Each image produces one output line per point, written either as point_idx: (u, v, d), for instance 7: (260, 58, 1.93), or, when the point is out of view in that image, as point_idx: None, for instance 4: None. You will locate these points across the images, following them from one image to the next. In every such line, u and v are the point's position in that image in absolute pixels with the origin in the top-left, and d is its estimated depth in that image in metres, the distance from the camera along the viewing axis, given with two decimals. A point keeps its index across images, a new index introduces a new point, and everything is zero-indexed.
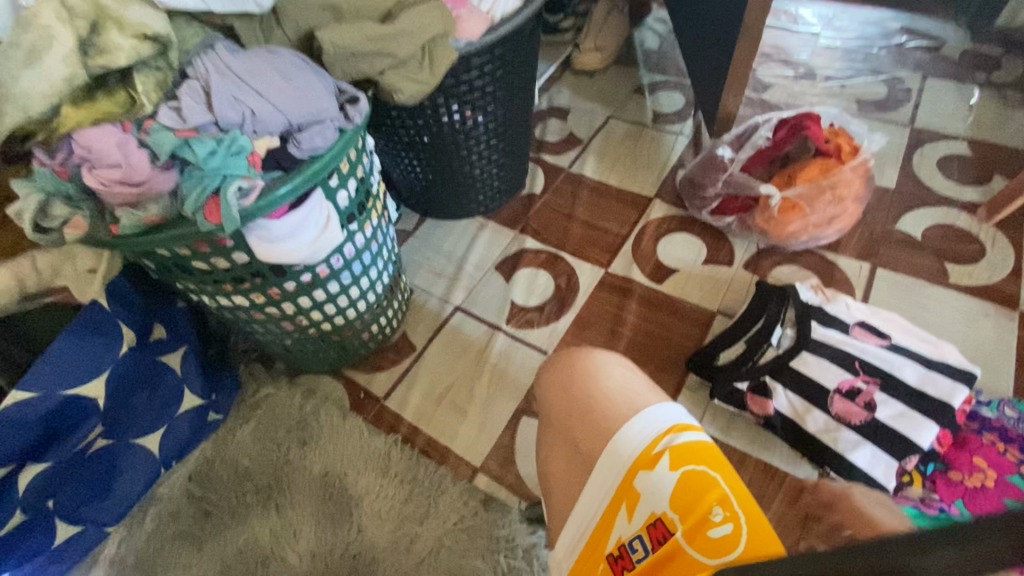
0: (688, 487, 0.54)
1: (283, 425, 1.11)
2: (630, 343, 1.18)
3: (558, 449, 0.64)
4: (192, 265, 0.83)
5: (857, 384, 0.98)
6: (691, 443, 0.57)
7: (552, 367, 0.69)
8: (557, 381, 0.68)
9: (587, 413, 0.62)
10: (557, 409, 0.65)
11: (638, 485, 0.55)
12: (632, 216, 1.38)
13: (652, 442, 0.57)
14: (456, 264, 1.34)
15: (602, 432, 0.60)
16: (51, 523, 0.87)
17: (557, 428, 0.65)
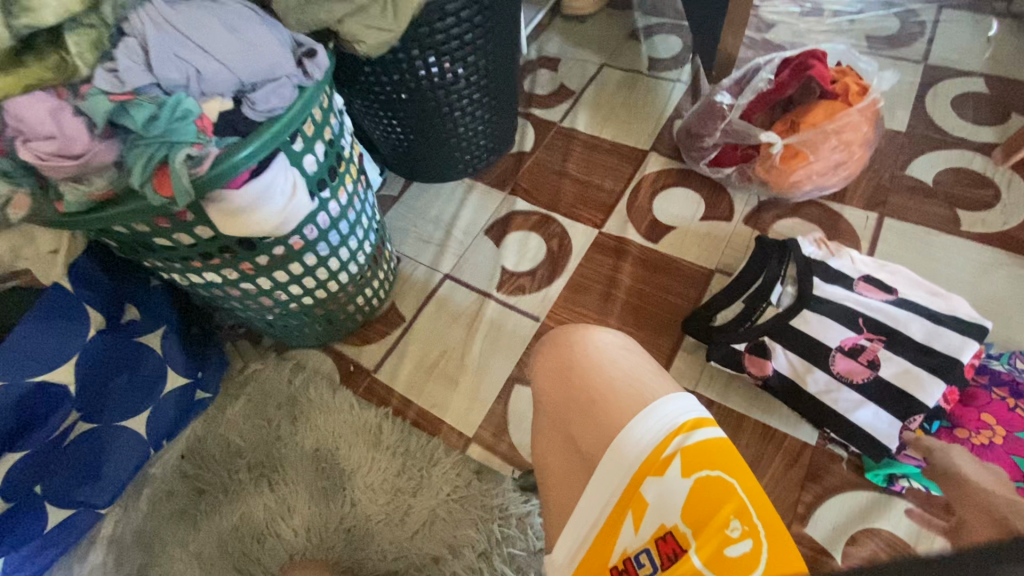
0: (699, 497, 0.53)
1: (273, 401, 1.09)
2: (625, 306, 1.14)
3: (557, 443, 0.63)
4: (154, 242, 0.78)
5: (861, 342, 0.95)
6: (702, 446, 0.55)
7: (550, 353, 0.67)
8: (555, 368, 0.65)
9: (588, 407, 0.61)
10: (557, 402, 0.64)
11: (645, 494, 0.54)
12: (627, 171, 1.31)
13: (659, 447, 0.56)
14: (443, 229, 1.28)
15: (604, 432, 0.58)
16: (38, 508, 0.86)
17: (556, 420, 0.64)
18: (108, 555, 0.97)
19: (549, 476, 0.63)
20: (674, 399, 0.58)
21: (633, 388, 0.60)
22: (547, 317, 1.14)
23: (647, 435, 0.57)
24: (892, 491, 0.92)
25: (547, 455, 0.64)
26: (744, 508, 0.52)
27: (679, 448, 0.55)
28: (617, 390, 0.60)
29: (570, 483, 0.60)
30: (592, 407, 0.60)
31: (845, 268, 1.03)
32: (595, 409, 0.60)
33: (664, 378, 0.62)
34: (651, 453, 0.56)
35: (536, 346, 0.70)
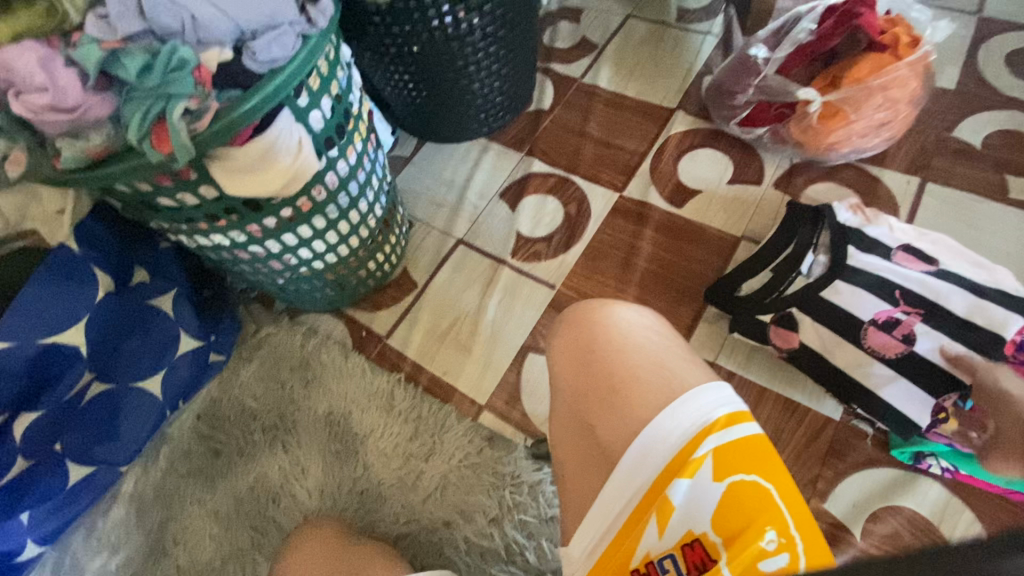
0: (732, 504, 0.51)
1: (285, 364, 1.09)
2: (645, 274, 1.09)
3: (575, 432, 0.61)
4: (157, 202, 0.75)
5: (896, 315, 0.90)
6: (738, 449, 0.53)
7: (571, 335, 0.65)
8: (576, 352, 0.63)
9: (611, 395, 0.58)
10: (577, 388, 0.62)
11: (673, 497, 0.52)
12: (651, 131, 1.24)
13: (689, 446, 0.53)
14: (457, 192, 1.24)
15: (628, 424, 0.56)
16: (59, 466, 0.87)
17: (575, 406, 0.61)
18: (129, 511, 0.99)
19: (567, 465, 0.61)
20: (707, 389, 0.55)
21: (660, 377, 0.58)
22: (563, 284, 1.10)
23: (676, 430, 0.54)
24: (918, 469, 0.89)
25: (564, 442, 0.62)
26: (782, 521, 0.50)
27: (711, 448, 0.52)
28: (643, 378, 0.58)
29: (589, 475, 0.58)
30: (616, 395, 0.58)
31: (881, 237, 0.97)
32: (619, 398, 0.58)
33: (694, 366, 0.60)
34: (682, 448, 0.53)
35: (556, 328, 0.68)
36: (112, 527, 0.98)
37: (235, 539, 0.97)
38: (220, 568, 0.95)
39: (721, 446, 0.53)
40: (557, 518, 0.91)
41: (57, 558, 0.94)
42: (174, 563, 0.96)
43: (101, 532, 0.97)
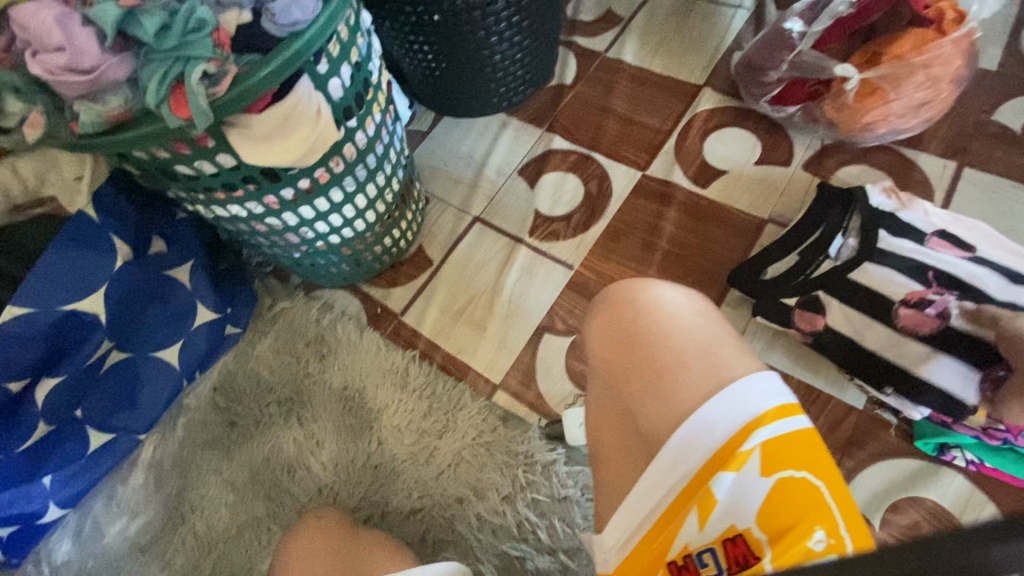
0: (779, 501, 0.51)
1: (301, 338, 1.09)
2: (666, 256, 1.07)
3: (611, 416, 0.60)
4: (176, 170, 0.74)
5: (928, 296, 0.89)
6: (788, 444, 0.52)
7: (612, 316, 0.63)
8: (617, 335, 0.62)
9: (653, 380, 0.58)
10: (616, 372, 0.61)
11: (717, 490, 0.52)
12: (677, 109, 1.23)
13: (735, 439, 0.53)
14: (475, 168, 1.22)
15: (672, 411, 0.55)
16: (80, 432, 0.89)
17: (612, 390, 0.60)
18: (148, 477, 1.01)
19: (601, 449, 0.61)
20: (756, 378, 0.54)
21: (705, 363, 0.57)
22: (581, 265, 1.08)
23: (722, 422, 0.53)
24: (942, 461, 0.87)
25: (599, 426, 0.62)
26: (832, 521, 0.49)
27: (761, 442, 0.52)
28: (688, 364, 0.57)
29: (626, 462, 0.57)
30: (659, 381, 0.57)
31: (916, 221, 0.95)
32: (663, 384, 0.57)
33: (739, 351, 0.59)
34: (728, 439, 0.53)
35: (594, 309, 0.66)
36: (132, 493, 1.00)
37: (252, 508, 0.98)
38: (237, 537, 0.96)
39: (769, 439, 0.52)
40: (571, 499, 0.90)
41: (78, 522, 0.98)
42: (191, 529, 0.97)
43: (121, 497, 0.99)
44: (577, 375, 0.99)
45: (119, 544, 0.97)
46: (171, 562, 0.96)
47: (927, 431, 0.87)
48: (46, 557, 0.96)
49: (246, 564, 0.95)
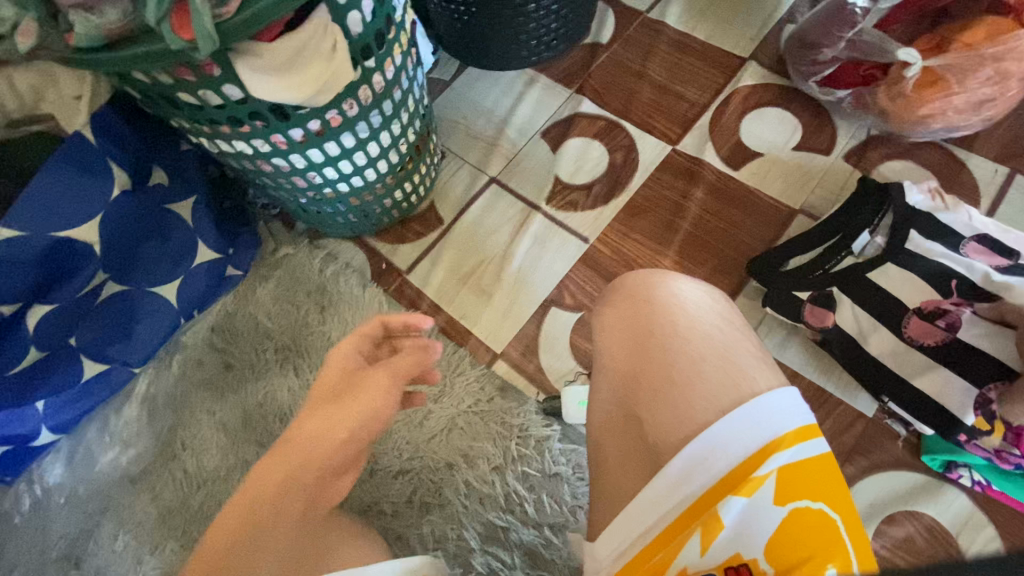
0: (791, 532, 0.48)
1: (302, 287, 1.07)
2: (687, 238, 1.02)
3: (618, 422, 0.58)
4: (178, 97, 0.69)
5: (944, 305, 0.84)
6: (805, 472, 0.50)
7: (626, 313, 0.60)
8: (631, 334, 0.59)
9: (667, 387, 0.55)
10: (627, 374, 0.58)
11: (724, 513, 0.49)
12: (717, 80, 1.15)
13: (750, 462, 0.50)
14: (496, 126, 1.16)
15: (684, 422, 0.53)
16: (74, 359, 0.87)
17: (621, 393, 0.58)
18: (142, 412, 1.01)
19: (603, 452, 0.59)
20: (777, 398, 0.52)
21: (723, 375, 0.54)
22: (596, 239, 1.03)
23: (736, 441, 0.51)
24: (947, 478, 0.85)
25: (603, 428, 0.59)
26: (846, 560, 0.47)
27: (776, 468, 0.49)
28: (705, 373, 0.54)
29: (630, 469, 0.55)
30: (672, 388, 0.55)
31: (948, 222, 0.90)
32: (677, 392, 0.54)
33: (759, 362, 0.56)
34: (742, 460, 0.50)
35: (607, 302, 0.63)
36: (126, 425, 1.00)
37: (241, 453, 0.98)
38: (225, 479, 0.96)
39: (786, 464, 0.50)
40: (561, 476, 0.88)
41: (72, 447, 0.99)
42: (182, 467, 0.98)
43: (114, 428, 1.00)
44: (580, 352, 0.96)
45: (111, 473, 0.98)
46: (159, 496, 0.97)
47: (938, 446, 0.84)
48: (40, 480, 0.97)
49: None
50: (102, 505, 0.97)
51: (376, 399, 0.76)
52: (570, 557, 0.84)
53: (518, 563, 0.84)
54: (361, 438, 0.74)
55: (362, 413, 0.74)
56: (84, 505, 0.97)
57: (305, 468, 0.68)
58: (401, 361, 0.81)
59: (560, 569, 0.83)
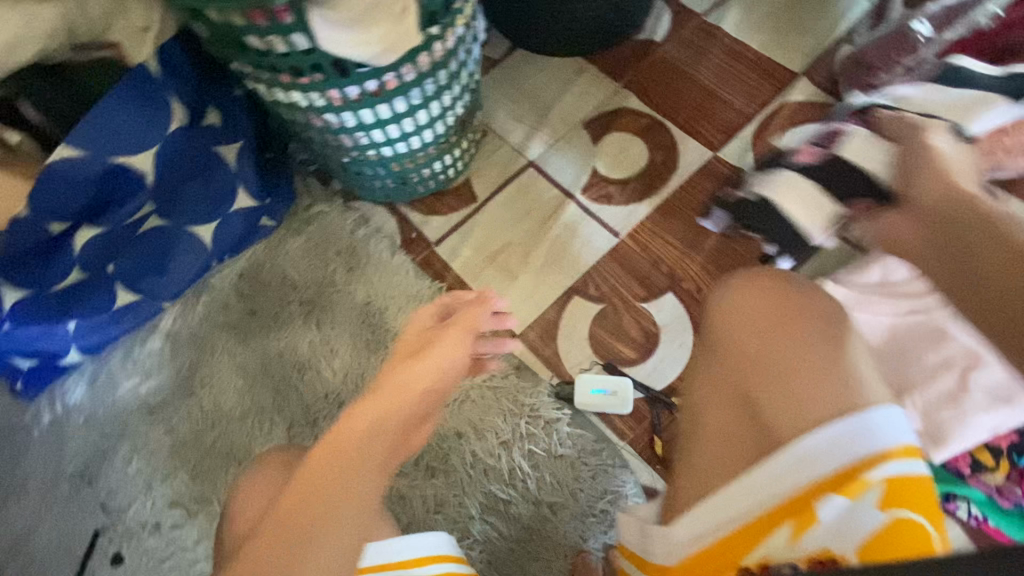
0: (886, 538, 0.50)
1: (333, 245, 1.09)
2: (714, 245, 1.03)
3: (725, 404, 0.60)
4: (246, 40, 0.71)
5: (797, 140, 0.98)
6: (912, 487, 0.51)
7: (755, 299, 0.62)
8: (763, 325, 0.60)
9: (783, 381, 0.57)
10: (744, 362, 0.60)
11: (822, 509, 0.52)
12: (765, 93, 1.15)
13: (859, 466, 0.52)
14: (540, 110, 1.16)
15: (797, 417, 0.55)
16: (109, 286, 0.91)
17: (734, 376, 0.60)
18: (166, 345, 1.04)
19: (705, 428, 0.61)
20: (895, 412, 0.53)
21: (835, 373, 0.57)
22: (627, 235, 1.03)
23: (849, 446, 0.52)
24: None
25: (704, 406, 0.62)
26: None
27: (885, 478, 0.51)
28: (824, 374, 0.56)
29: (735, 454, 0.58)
30: (789, 381, 0.57)
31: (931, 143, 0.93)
32: (795, 389, 0.56)
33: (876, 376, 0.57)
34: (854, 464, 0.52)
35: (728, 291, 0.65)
36: (149, 355, 1.03)
37: (258, 397, 1.00)
38: (241, 420, 0.99)
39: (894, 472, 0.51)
40: (566, 459, 0.89)
41: (95, 370, 1.02)
42: (198, 403, 1.00)
43: (138, 356, 1.03)
44: (599, 343, 0.97)
45: (130, 400, 1.01)
46: (175, 428, 0.99)
47: None
48: (62, 397, 1.01)
49: (245, 447, 0.98)
50: (118, 430, 1.00)
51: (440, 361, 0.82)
52: (566, 537, 0.86)
53: (515, 536, 0.87)
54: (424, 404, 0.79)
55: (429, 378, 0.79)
56: (100, 428, 1.00)
57: (386, 427, 0.73)
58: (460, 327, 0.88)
59: (555, 547, 0.86)
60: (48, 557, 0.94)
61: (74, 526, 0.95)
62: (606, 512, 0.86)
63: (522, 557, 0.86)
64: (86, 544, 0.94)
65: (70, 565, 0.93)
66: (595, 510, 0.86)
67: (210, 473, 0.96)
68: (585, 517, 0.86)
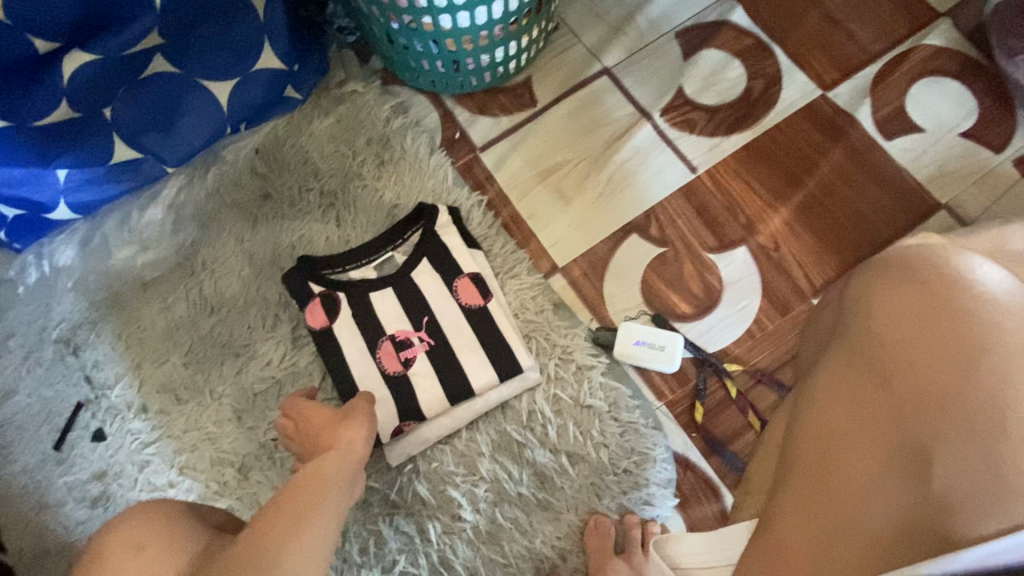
0: (797, 531, 0.50)
1: (364, 133, 0.93)
2: (804, 200, 0.88)
3: (870, 351, 0.51)
4: None
5: (411, 338, 0.82)
6: (802, 525, 0.50)
7: (898, 289, 0.51)
8: (906, 312, 0.49)
9: (994, 439, 0.42)
10: (903, 330, 0.49)
11: (817, 524, 0.48)
12: (899, 26, 0.94)
13: (814, 527, 0.49)
14: (627, 10, 0.97)
15: (919, 362, 0.47)
16: (104, 134, 0.79)
17: (888, 342, 0.50)
18: (167, 217, 0.92)
19: (784, 529, 0.51)
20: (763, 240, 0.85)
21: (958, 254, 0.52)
22: (706, 172, 0.89)
23: (838, 506, 0.48)
24: None
25: (788, 517, 0.51)
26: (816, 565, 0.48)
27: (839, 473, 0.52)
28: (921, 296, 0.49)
29: (879, 547, 0.44)
30: (922, 336, 0.48)
31: (671, 160, 0.90)
32: (1009, 417, 0.42)
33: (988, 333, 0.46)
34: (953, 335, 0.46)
35: (881, 282, 0.53)
36: (148, 225, 0.92)
37: (264, 289, 0.88)
38: (242, 310, 0.88)
39: (920, 255, 0.51)
40: (595, 410, 0.79)
41: (88, 232, 0.92)
42: (197, 285, 0.89)
43: (135, 226, 0.92)
44: (651, 291, 0.84)
45: (125, 272, 0.91)
46: (169, 309, 0.89)
47: None
48: (49, 257, 0.91)
49: (245, 341, 0.87)
50: (109, 301, 0.90)
51: (320, 500, 0.52)
52: (580, 489, 0.77)
53: (525, 481, 0.78)
54: (321, 547, 0.49)
55: (317, 543, 0.49)
56: (90, 295, 0.91)
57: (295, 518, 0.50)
58: (342, 455, 0.58)
59: (567, 499, 0.77)
60: (27, 420, 0.86)
61: (55, 395, 0.87)
62: (629, 472, 0.77)
63: (530, 503, 0.77)
64: (68, 415, 0.86)
65: (49, 435, 0.85)
66: (616, 468, 0.78)
67: (203, 362, 0.86)
68: (605, 473, 0.77)
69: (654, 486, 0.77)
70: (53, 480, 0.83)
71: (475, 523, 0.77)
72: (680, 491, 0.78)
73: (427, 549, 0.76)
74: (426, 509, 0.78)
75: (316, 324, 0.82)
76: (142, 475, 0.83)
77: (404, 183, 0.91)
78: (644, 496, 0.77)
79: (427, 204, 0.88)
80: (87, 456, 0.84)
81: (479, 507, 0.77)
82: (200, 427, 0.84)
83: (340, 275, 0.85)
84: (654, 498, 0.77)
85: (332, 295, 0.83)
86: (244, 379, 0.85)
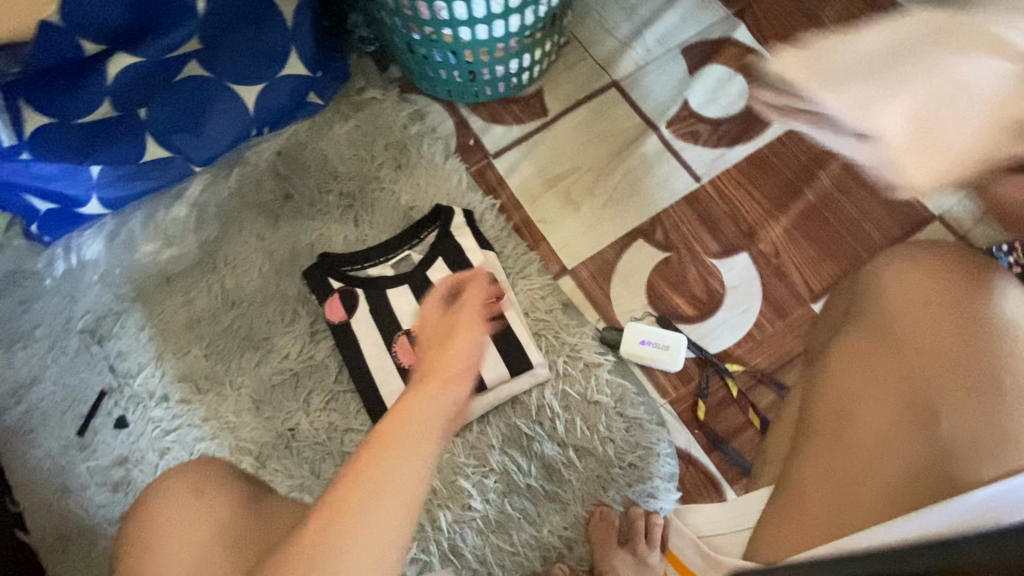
0: (813, 483, 0.53)
1: (382, 138, 0.98)
2: (804, 209, 0.92)
3: (883, 324, 0.56)
4: None
5: None
6: (818, 475, 0.53)
7: (911, 274, 0.56)
8: (918, 292, 0.55)
9: (993, 397, 0.48)
10: (914, 308, 0.54)
11: (834, 473, 0.52)
12: None
13: (830, 476, 0.52)
14: (635, 26, 1.02)
15: (930, 335, 0.53)
16: (138, 134, 0.83)
17: (901, 317, 0.55)
18: (192, 214, 0.96)
19: (801, 481, 0.54)
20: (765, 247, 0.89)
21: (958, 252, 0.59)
22: (709, 181, 0.93)
23: (852, 457, 0.52)
24: None
25: (806, 472, 0.54)
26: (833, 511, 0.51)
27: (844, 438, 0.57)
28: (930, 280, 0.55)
29: (893, 493, 0.49)
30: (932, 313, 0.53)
31: (676, 169, 0.94)
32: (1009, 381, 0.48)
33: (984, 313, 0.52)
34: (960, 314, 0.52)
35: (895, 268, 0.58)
36: (172, 222, 0.95)
37: (284, 285, 0.92)
38: (263, 304, 0.91)
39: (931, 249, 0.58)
40: (601, 406, 0.83)
41: (115, 227, 0.95)
42: (219, 280, 0.93)
43: (160, 222, 0.95)
44: (656, 294, 0.88)
45: (150, 266, 0.94)
46: (192, 303, 0.92)
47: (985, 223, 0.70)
48: (77, 251, 0.94)
49: (264, 334, 0.90)
50: (134, 294, 0.93)
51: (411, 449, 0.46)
52: (587, 482, 0.80)
53: (533, 473, 0.81)
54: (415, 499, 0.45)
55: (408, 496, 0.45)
56: (116, 288, 0.94)
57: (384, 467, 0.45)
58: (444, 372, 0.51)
59: (574, 491, 0.80)
60: (53, 407, 0.89)
61: (79, 383, 0.90)
62: (634, 466, 0.81)
63: (538, 494, 0.80)
64: (91, 403, 0.89)
65: (73, 421, 0.88)
66: (622, 462, 0.81)
67: (224, 354, 0.90)
68: (611, 467, 0.81)
69: (658, 479, 0.80)
70: (75, 466, 0.86)
71: (484, 513, 0.80)
72: (683, 485, 0.81)
73: (438, 537, 0.79)
74: (437, 499, 0.80)
75: (336, 318, 0.88)
76: (163, 462, 0.86)
77: (420, 186, 0.95)
78: (649, 489, 0.80)
79: (443, 206, 0.92)
80: (109, 443, 0.87)
81: (489, 498, 0.80)
82: (220, 416, 0.87)
83: (359, 272, 0.90)
84: (658, 491, 0.80)
85: (350, 292, 0.89)
86: (263, 371, 0.88)
